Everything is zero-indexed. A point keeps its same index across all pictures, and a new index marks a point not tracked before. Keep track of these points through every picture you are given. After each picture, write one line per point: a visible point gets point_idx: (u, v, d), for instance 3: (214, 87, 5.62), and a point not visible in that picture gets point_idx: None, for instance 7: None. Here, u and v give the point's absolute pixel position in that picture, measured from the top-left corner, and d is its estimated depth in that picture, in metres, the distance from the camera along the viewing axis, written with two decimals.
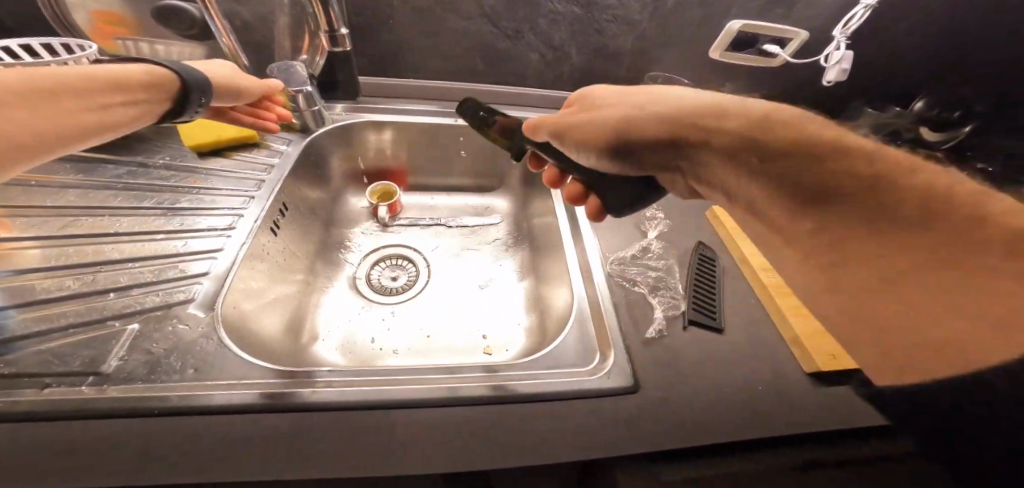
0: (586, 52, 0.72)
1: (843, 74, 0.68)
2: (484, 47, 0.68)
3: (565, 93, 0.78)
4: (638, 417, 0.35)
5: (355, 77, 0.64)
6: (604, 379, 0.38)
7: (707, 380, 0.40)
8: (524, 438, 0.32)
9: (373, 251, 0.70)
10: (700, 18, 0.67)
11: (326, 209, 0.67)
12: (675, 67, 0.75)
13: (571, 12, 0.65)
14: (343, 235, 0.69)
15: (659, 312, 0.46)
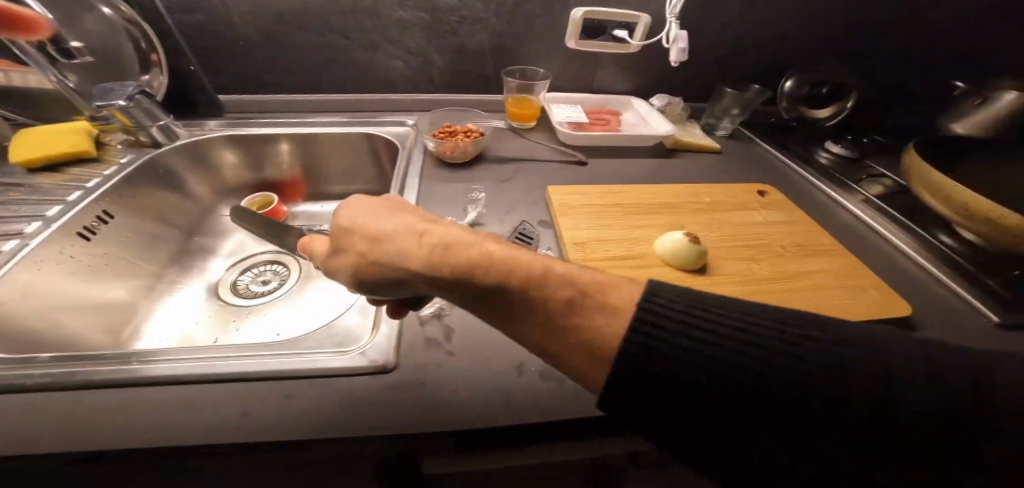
0: (447, 54, 0.74)
1: (683, 53, 0.69)
2: (343, 60, 0.71)
3: (442, 96, 0.80)
4: (370, 402, 0.32)
5: (211, 91, 0.68)
6: (351, 358, 0.35)
7: (474, 358, 0.37)
8: (224, 417, 0.30)
9: (239, 259, 0.68)
10: (543, 10, 0.72)
11: (187, 217, 0.67)
12: (537, 58, 0.78)
13: (418, 17, 0.68)
14: (204, 241, 0.68)
15: (446, 291, 0.44)
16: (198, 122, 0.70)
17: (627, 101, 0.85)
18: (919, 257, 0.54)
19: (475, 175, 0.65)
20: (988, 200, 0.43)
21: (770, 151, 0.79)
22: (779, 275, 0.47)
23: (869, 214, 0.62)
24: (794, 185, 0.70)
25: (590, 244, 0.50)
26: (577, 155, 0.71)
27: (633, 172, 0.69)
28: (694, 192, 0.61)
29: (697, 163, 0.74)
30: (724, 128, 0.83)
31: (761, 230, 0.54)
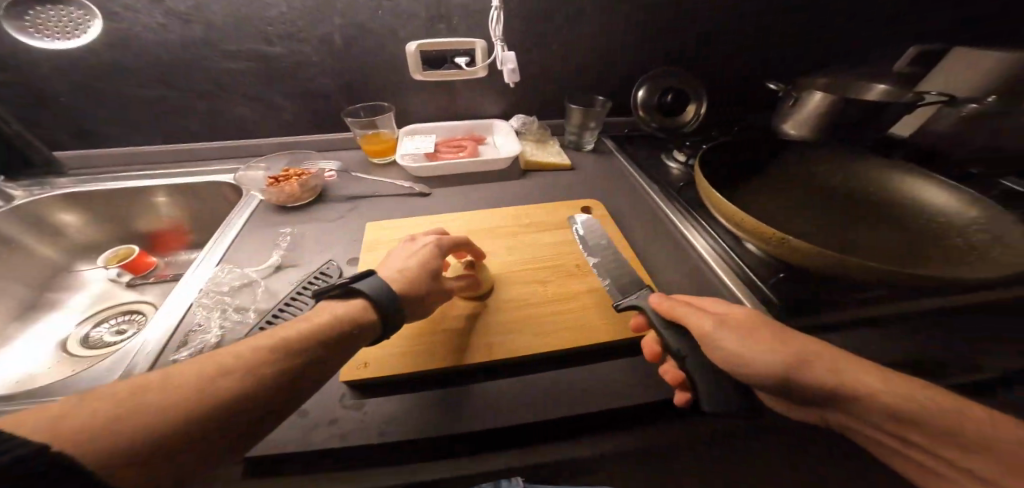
0: (295, 99, 0.80)
1: (514, 73, 0.74)
2: (193, 108, 0.77)
3: (304, 137, 0.85)
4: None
5: (47, 152, 0.73)
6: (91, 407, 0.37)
7: None
8: None
9: (97, 312, 0.68)
10: (380, 48, 0.76)
11: (43, 272, 0.70)
12: (388, 93, 0.83)
13: (253, 66, 0.74)
14: (59, 296, 0.69)
15: (213, 336, 0.44)
16: (53, 181, 0.73)
17: (490, 125, 0.89)
18: (716, 265, 0.54)
19: (313, 213, 0.65)
20: (733, 208, 0.45)
21: (625, 164, 0.81)
22: (557, 295, 0.49)
23: (689, 223, 0.62)
24: (632, 197, 0.71)
25: None
26: (419, 187, 0.71)
27: (476, 196, 0.71)
28: (519, 213, 0.63)
29: (544, 181, 0.76)
30: (589, 142, 0.87)
31: (561, 249, 0.56)
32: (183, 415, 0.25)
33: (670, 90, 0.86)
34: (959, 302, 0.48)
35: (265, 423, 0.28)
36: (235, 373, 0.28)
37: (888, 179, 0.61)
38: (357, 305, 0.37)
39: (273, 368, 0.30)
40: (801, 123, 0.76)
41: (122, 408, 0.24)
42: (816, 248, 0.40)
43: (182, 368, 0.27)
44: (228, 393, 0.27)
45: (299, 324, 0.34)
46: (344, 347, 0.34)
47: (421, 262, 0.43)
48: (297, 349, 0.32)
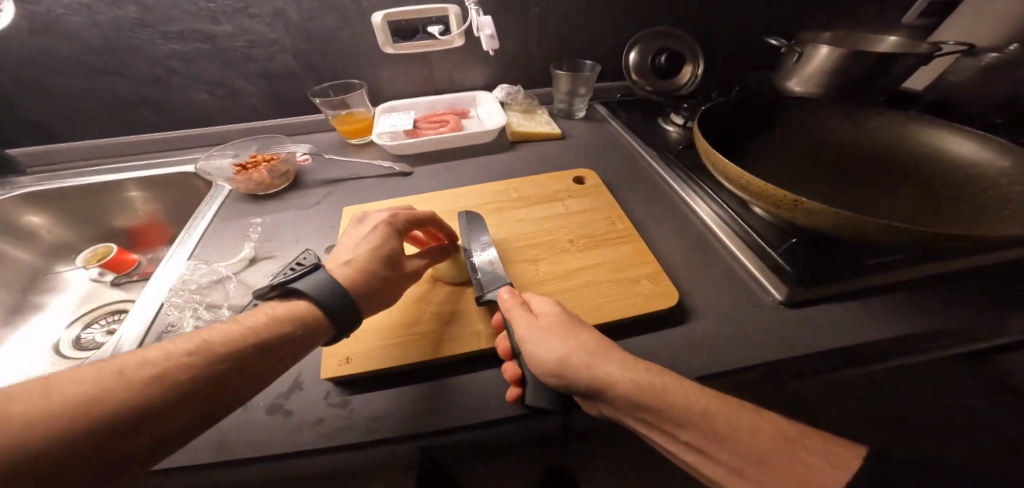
0: (256, 81, 0.74)
1: (493, 39, 0.70)
2: (149, 97, 0.72)
3: (273, 121, 0.79)
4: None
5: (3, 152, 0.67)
6: None
7: None
8: None
9: (83, 314, 0.65)
10: (341, 21, 0.70)
11: (20, 276, 0.65)
12: (359, 69, 0.77)
13: (202, 47, 0.68)
14: (44, 298, 0.65)
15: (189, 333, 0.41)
16: (13, 181, 0.68)
17: (474, 98, 0.83)
18: (721, 232, 0.51)
19: (289, 200, 0.61)
20: (739, 170, 0.41)
21: (620, 131, 0.76)
22: (551, 275, 0.45)
23: (692, 189, 0.58)
24: (629, 164, 0.67)
25: None
26: (400, 166, 0.66)
27: (461, 172, 0.66)
28: (506, 188, 0.59)
29: (534, 153, 0.71)
30: (580, 109, 0.81)
31: (554, 223, 0.52)
32: (63, 428, 0.23)
33: (663, 51, 0.81)
34: (975, 263, 0.46)
35: (178, 433, 0.26)
36: (139, 382, 0.26)
37: (908, 133, 0.57)
38: (298, 305, 0.35)
39: (188, 374, 0.27)
40: (807, 80, 0.71)
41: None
42: (833, 210, 0.36)
43: (78, 374, 0.25)
44: (126, 404, 0.25)
45: (233, 326, 0.31)
46: (281, 351, 0.32)
47: (371, 250, 0.40)
48: (221, 354, 0.29)
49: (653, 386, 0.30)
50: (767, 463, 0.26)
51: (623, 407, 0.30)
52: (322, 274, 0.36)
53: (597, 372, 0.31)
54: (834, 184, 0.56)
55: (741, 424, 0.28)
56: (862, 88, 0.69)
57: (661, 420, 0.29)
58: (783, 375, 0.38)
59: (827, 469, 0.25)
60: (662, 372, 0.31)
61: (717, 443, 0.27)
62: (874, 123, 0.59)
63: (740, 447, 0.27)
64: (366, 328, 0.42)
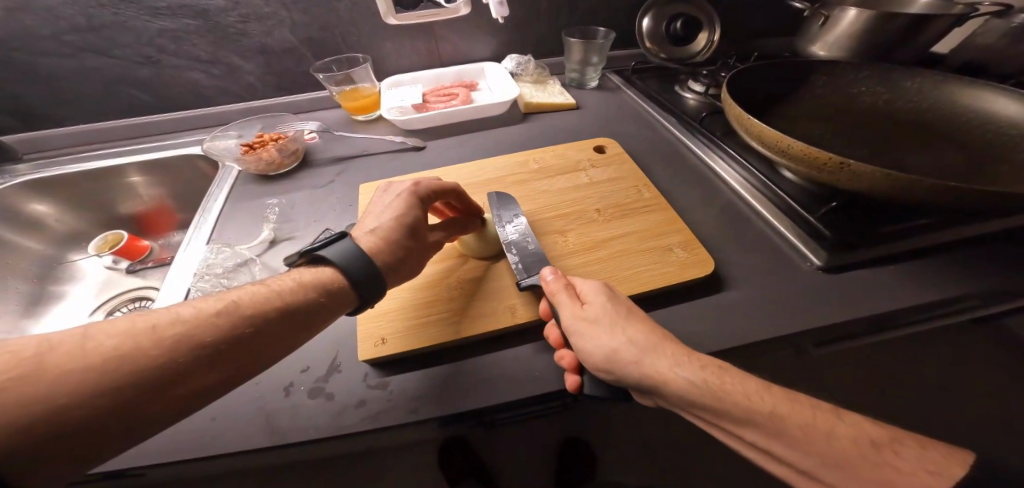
0: (254, 58, 0.70)
1: (502, 6, 0.67)
2: (140, 79, 0.68)
3: (275, 100, 0.76)
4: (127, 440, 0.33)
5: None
6: None
7: (245, 394, 0.35)
8: None
9: (99, 304, 0.64)
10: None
11: (32, 265, 0.64)
12: (361, 42, 0.73)
13: (192, 24, 0.64)
14: (58, 288, 0.64)
15: None
16: (10, 168, 0.65)
17: (482, 69, 0.79)
18: (750, 197, 0.50)
19: (301, 179, 0.59)
20: (779, 133, 0.40)
21: (635, 98, 0.74)
22: (582, 246, 0.44)
23: (718, 155, 0.57)
24: (648, 133, 0.65)
25: None
26: (413, 141, 0.64)
27: (475, 145, 0.65)
28: (525, 159, 0.57)
29: (548, 124, 0.69)
30: (593, 79, 0.78)
31: (579, 194, 0.51)
32: (94, 381, 0.23)
33: (678, 15, 0.77)
34: (1011, 224, 0.45)
35: (202, 394, 0.25)
36: (167, 341, 0.25)
37: (946, 94, 0.55)
38: (324, 271, 0.33)
39: (215, 334, 0.27)
40: (832, 44, 0.68)
41: (25, 372, 0.22)
42: (883, 171, 0.35)
43: (114, 332, 0.25)
44: (153, 362, 0.24)
45: (262, 289, 0.31)
46: (303, 315, 0.30)
47: (394, 218, 0.39)
48: (248, 316, 0.28)
49: (712, 384, 0.28)
50: (850, 467, 0.25)
51: (682, 403, 0.30)
52: (349, 242, 0.35)
53: (648, 370, 0.30)
54: (872, 147, 0.54)
55: (817, 425, 0.26)
56: (888, 51, 0.66)
57: (722, 420, 0.28)
58: (814, 341, 0.38)
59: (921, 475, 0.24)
60: (722, 369, 0.30)
61: (789, 446, 0.26)
62: (909, 85, 0.57)
63: (817, 452, 0.26)
64: (396, 305, 0.41)
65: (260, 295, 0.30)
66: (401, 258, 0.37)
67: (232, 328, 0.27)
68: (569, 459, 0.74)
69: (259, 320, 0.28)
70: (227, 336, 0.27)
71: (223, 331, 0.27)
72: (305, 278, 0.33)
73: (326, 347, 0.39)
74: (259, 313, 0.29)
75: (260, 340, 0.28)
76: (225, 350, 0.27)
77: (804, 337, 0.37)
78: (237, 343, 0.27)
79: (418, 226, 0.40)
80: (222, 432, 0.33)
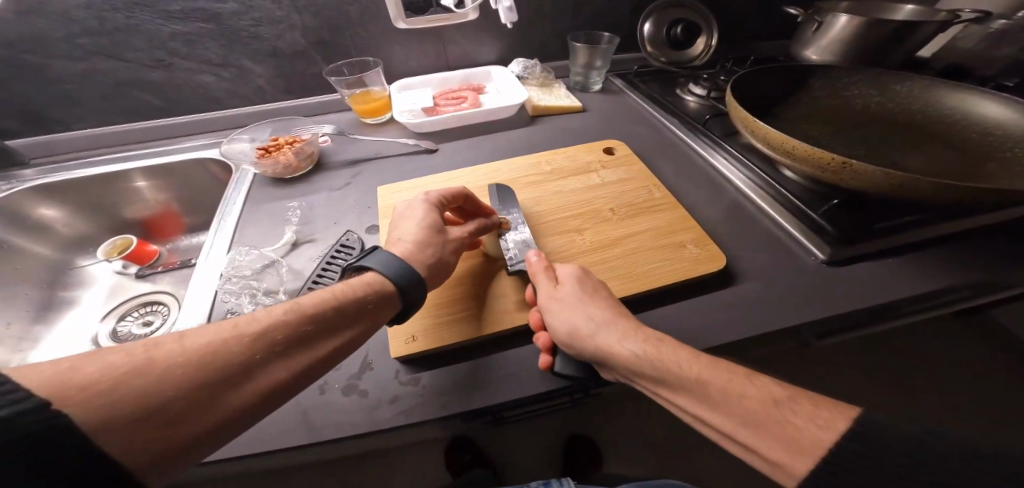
0: (264, 62, 0.71)
1: (512, 11, 0.68)
2: (150, 82, 0.68)
3: (284, 103, 0.77)
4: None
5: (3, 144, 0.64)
6: None
7: None
8: None
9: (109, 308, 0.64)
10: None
11: (43, 271, 0.64)
12: (370, 46, 0.74)
13: (202, 28, 0.65)
14: (69, 294, 0.64)
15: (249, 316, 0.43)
16: (17, 173, 0.65)
17: (489, 72, 0.81)
18: (754, 196, 0.53)
19: (317, 182, 0.60)
20: (783, 135, 0.42)
21: (639, 100, 0.77)
22: (598, 244, 0.46)
23: (724, 156, 0.59)
24: (654, 135, 0.68)
25: None
26: (426, 143, 0.66)
27: (486, 147, 0.66)
28: (537, 161, 0.59)
29: (556, 126, 0.71)
30: (597, 82, 0.80)
31: (591, 194, 0.53)
32: (189, 379, 0.23)
33: (678, 20, 0.80)
34: (1000, 217, 0.48)
35: (275, 389, 0.26)
36: (246, 338, 0.26)
37: (935, 96, 0.58)
38: (369, 275, 0.35)
39: (284, 332, 0.28)
40: (823, 49, 0.72)
41: (134, 367, 0.22)
42: (881, 170, 0.37)
43: (201, 329, 0.26)
44: (235, 359, 0.25)
45: (320, 291, 0.32)
46: (358, 315, 0.32)
47: (421, 223, 0.41)
48: (311, 316, 0.30)
49: (648, 354, 0.32)
50: (760, 425, 0.26)
51: (625, 369, 0.33)
52: (378, 256, 0.36)
53: (601, 342, 0.34)
54: (868, 145, 0.58)
55: (734, 388, 0.28)
56: (879, 56, 0.69)
57: (663, 388, 0.31)
58: (819, 332, 0.41)
59: (813, 429, 0.25)
60: (660, 343, 0.32)
61: (714, 408, 0.28)
62: (902, 87, 0.60)
63: (733, 410, 0.27)
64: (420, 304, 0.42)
65: (318, 296, 0.31)
66: (436, 258, 0.39)
67: (298, 327, 0.29)
68: (571, 461, 0.76)
69: (319, 319, 0.30)
70: (294, 335, 0.28)
71: (291, 330, 0.28)
72: (353, 282, 0.34)
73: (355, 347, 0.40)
74: (320, 312, 0.30)
75: (324, 340, 0.30)
76: (292, 349, 0.28)
77: (811, 327, 0.40)
78: (302, 341, 0.29)
79: (441, 226, 0.42)
80: (260, 430, 0.34)
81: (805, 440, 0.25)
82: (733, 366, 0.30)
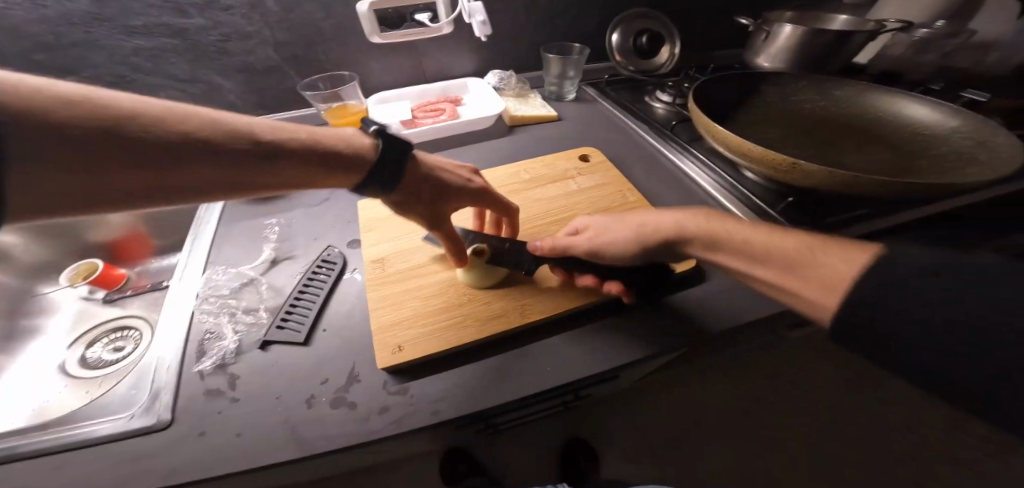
0: (236, 77, 0.70)
1: (485, 25, 0.71)
2: (113, 99, 0.66)
3: (257, 119, 0.76)
4: (154, 456, 0.33)
5: None
6: (128, 422, 0.35)
7: (268, 409, 0.36)
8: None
9: (78, 335, 0.60)
10: (323, 11, 0.68)
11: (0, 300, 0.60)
12: (345, 60, 0.75)
13: (170, 44, 0.63)
14: (33, 322, 0.61)
15: (232, 336, 0.42)
16: None
17: (466, 84, 0.82)
18: (720, 197, 0.56)
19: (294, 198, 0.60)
20: (740, 139, 0.46)
21: (610, 108, 0.80)
22: None
23: (691, 159, 0.62)
24: (626, 140, 0.71)
25: (391, 257, 0.50)
26: (405, 156, 0.67)
27: (466, 158, 0.68)
28: (517, 170, 0.61)
29: (533, 135, 0.73)
30: (570, 92, 0.83)
31: (569, 200, 0.55)
32: (152, 168, 0.27)
33: (644, 32, 0.84)
34: (947, 207, 0.52)
35: (234, 172, 0.31)
36: (228, 127, 0.31)
37: (871, 100, 0.65)
38: (360, 139, 0.40)
39: (259, 137, 0.32)
40: (775, 57, 0.77)
41: (125, 108, 0.26)
42: (827, 169, 0.41)
43: (198, 111, 0.30)
44: (210, 129, 0.30)
45: (298, 132, 0.36)
46: (329, 157, 0.37)
47: (446, 175, 0.46)
48: (286, 139, 0.34)
49: (704, 225, 0.40)
50: (796, 262, 0.34)
51: (683, 241, 0.40)
52: (383, 140, 0.40)
53: (657, 228, 0.41)
54: (820, 145, 0.62)
55: (771, 242, 0.36)
56: (820, 63, 0.75)
57: (717, 250, 0.39)
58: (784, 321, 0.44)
59: (837, 264, 0.32)
60: (714, 220, 0.40)
61: (759, 264, 0.36)
62: (841, 93, 0.66)
63: (777, 258, 0.35)
64: (407, 315, 0.43)
65: (303, 133, 0.36)
66: (431, 196, 0.43)
67: (274, 143, 0.33)
68: (571, 466, 0.80)
69: (293, 146, 0.34)
70: (267, 147, 0.33)
71: (266, 141, 0.33)
72: (343, 137, 0.39)
73: (342, 360, 0.40)
74: (297, 139, 0.35)
75: (289, 165, 0.34)
76: (264, 149, 0.32)
77: (777, 317, 0.43)
78: (273, 148, 0.33)
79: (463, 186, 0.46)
80: (246, 448, 0.33)
81: (835, 274, 0.31)
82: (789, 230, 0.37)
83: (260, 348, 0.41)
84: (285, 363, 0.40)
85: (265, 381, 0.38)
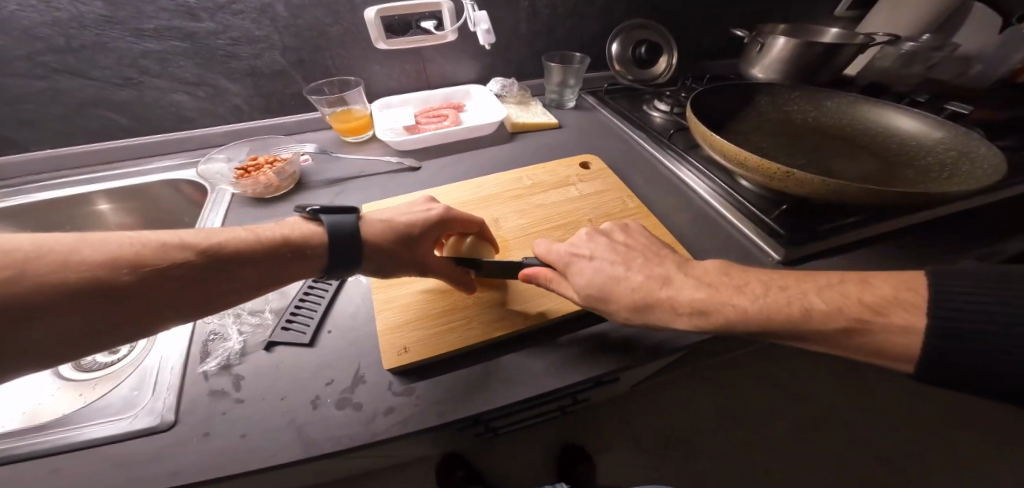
0: (243, 81, 0.71)
1: (489, 33, 0.73)
2: (119, 101, 0.66)
3: (260, 122, 0.76)
4: (158, 457, 0.33)
5: None
6: (133, 422, 0.36)
7: (271, 411, 0.36)
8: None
9: None
10: (331, 16, 0.69)
11: None
12: (351, 66, 0.76)
13: (178, 47, 0.64)
14: None
15: (236, 336, 0.42)
16: None
17: (468, 91, 0.84)
18: (716, 203, 0.58)
19: (298, 201, 0.60)
20: (735, 147, 0.47)
21: (609, 115, 0.82)
22: None
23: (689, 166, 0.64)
24: (625, 147, 0.73)
25: None
26: (409, 161, 0.67)
27: (469, 163, 0.69)
28: (519, 176, 0.62)
29: (535, 141, 0.75)
30: (570, 99, 0.85)
31: (571, 205, 0.57)
32: (68, 317, 0.26)
33: (642, 42, 0.87)
34: (927, 217, 0.55)
35: (167, 301, 0.29)
36: (158, 250, 0.30)
37: (860, 110, 0.67)
38: (310, 228, 0.39)
39: (194, 254, 0.31)
40: (768, 67, 0.80)
41: (29, 259, 0.25)
42: (817, 178, 0.43)
43: (120, 236, 0.29)
44: (136, 260, 0.28)
45: (241, 233, 0.35)
46: (276, 263, 0.35)
47: (409, 216, 0.44)
48: (230, 249, 0.33)
49: (714, 301, 0.36)
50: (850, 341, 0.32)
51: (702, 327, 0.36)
52: (326, 218, 0.39)
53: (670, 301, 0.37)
54: (813, 152, 0.64)
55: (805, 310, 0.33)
56: (814, 74, 0.78)
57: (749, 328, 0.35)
58: None
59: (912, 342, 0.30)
60: (714, 287, 0.37)
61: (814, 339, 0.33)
62: (830, 103, 0.69)
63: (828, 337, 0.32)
64: (410, 317, 0.44)
65: (245, 236, 0.35)
66: (392, 246, 0.42)
67: (214, 256, 0.32)
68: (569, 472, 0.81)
69: (236, 256, 0.33)
70: (202, 265, 0.31)
71: (203, 258, 0.31)
72: (293, 231, 0.38)
73: (348, 360, 0.41)
74: (239, 249, 0.33)
75: (230, 278, 0.32)
76: (199, 269, 0.31)
77: None
78: (209, 267, 0.31)
79: (430, 220, 0.44)
80: (250, 449, 0.34)
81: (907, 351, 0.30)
82: (768, 282, 0.36)
83: (265, 349, 0.41)
84: (290, 363, 0.40)
85: (270, 382, 0.39)
